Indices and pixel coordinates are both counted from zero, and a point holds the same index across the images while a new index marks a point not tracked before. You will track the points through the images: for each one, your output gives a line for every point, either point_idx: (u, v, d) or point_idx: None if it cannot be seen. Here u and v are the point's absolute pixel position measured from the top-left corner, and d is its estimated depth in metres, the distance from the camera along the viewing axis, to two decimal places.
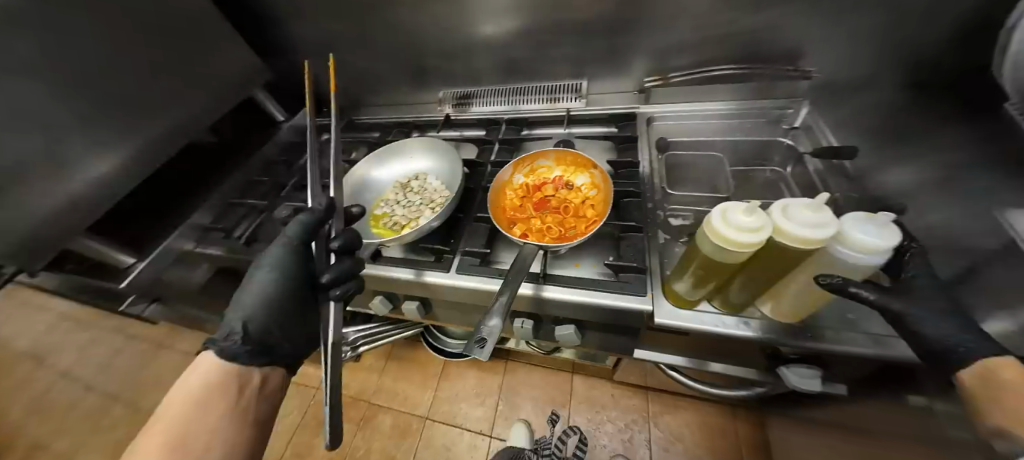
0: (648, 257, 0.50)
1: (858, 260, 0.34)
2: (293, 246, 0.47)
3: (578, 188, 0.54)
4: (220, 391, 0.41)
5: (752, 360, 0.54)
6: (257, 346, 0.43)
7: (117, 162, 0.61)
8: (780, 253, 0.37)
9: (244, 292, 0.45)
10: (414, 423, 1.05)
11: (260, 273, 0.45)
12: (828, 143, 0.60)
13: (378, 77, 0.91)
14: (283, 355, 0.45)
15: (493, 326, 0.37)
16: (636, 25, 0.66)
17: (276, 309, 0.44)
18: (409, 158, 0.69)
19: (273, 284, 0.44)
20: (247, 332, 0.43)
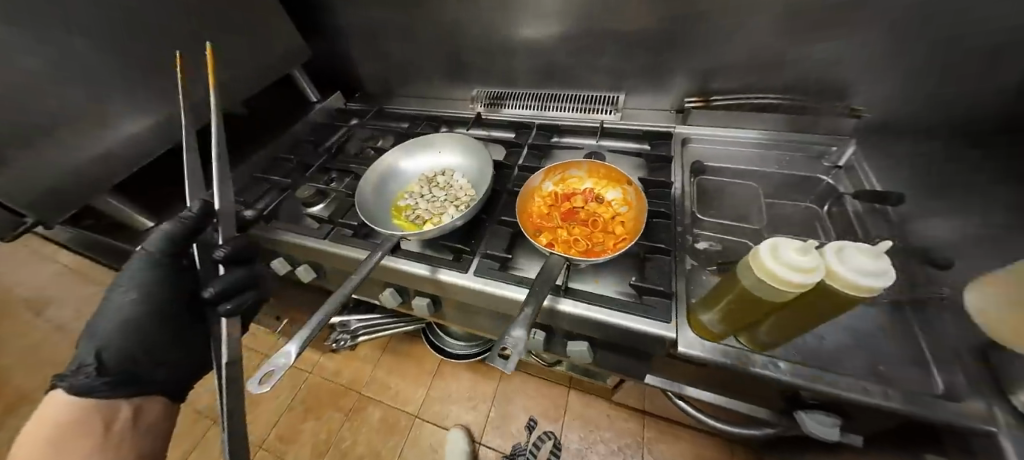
0: (674, 281, 0.48)
1: None
2: (158, 262, 0.47)
3: (609, 203, 0.53)
4: (83, 427, 0.40)
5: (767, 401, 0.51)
6: (115, 376, 0.43)
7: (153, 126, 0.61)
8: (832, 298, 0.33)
9: (100, 319, 0.45)
10: (403, 421, 1.02)
11: (120, 292, 0.46)
12: (871, 186, 0.59)
13: (414, 68, 0.91)
14: (151, 382, 0.46)
15: (519, 338, 0.34)
16: (684, 46, 0.65)
17: (133, 332, 0.45)
18: (437, 152, 0.68)
19: (134, 304, 0.45)
20: (102, 362, 0.42)
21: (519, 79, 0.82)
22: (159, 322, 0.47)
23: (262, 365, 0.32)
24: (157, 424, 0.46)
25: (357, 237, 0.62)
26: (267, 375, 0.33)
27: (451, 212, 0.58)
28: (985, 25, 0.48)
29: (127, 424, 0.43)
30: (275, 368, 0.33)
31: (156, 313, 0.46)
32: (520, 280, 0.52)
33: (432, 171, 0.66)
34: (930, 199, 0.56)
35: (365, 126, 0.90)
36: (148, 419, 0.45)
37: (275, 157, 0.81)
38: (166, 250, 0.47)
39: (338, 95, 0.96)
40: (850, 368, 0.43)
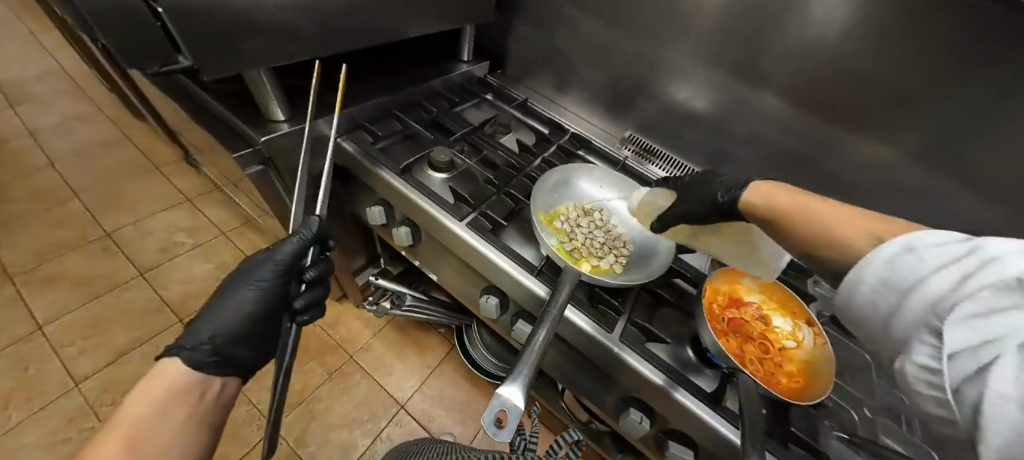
0: (816, 437, 0.48)
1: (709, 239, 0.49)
2: (286, 268, 0.45)
3: (775, 329, 0.51)
4: (185, 396, 0.38)
5: None
6: (225, 358, 0.41)
7: (339, 13, 0.52)
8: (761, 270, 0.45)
9: (225, 299, 0.43)
10: (389, 406, 0.94)
11: (250, 282, 0.44)
12: None
13: (574, 80, 0.87)
14: (245, 365, 0.43)
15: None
16: (860, 199, 0.66)
17: (249, 321, 0.43)
18: (597, 184, 0.63)
19: (256, 297, 0.43)
20: (217, 343, 0.41)
21: (677, 144, 0.81)
22: (262, 321, 0.44)
23: (497, 401, 0.30)
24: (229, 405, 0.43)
25: (494, 235, 0.56)
26: (497, 417, 0.30)
27: (609, 260, 0.54)
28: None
29: (214, 398, 0.41)
30: (509, 411, 0.30)
31: (263, 313, 0.44)
32: (668, 367, 0.48)
33: (589, 203, 0.61)
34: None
35: (505, 110, 0.83)
36: (227, 397, 0.42)
37: (415, 101, 0.74)
38: (290, 258, 0.44)
39: (486, 64, 0.90)
40: None
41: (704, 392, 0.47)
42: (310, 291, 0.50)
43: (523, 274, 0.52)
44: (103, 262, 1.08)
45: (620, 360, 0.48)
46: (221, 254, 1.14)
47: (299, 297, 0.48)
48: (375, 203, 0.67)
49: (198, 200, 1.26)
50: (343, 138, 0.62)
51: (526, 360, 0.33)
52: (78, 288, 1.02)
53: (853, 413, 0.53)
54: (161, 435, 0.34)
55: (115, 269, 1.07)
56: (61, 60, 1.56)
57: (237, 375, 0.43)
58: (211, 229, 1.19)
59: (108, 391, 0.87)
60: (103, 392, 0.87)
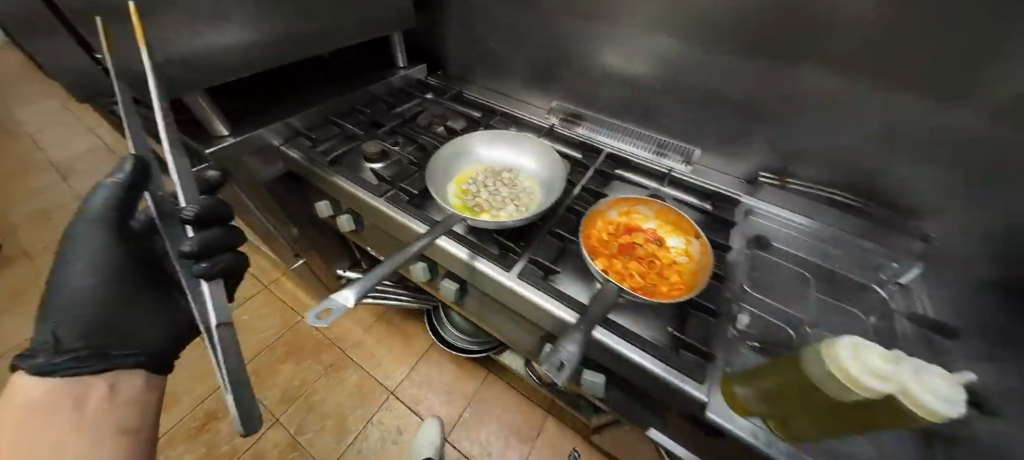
0: (715, 345, 0.47)
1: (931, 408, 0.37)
2: (109, 227, 0.45)
3: (669, 249, 0.52)
4: (55, 406, 0.34)
5: None
6: (81, 351, 0.38)
7: (265, 44, 0.63)
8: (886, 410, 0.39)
9: (62, 293, 0.41)
10: (379, 393, 1.01)
11: (73, 267, 0.42)
12: (921, 310, 0.57)
13: (502, 67, 0.93)
14: (124, 355, 0.40)
15: (573, 355, 0.34)
16: (778, 118, 0.66)
17: (97, 299, 0.41)
18: (507, 148, 0.68)
19: (91, 277, 0.42)
20: (61, 343, 0.37)
21: (601, 105, 0.84)
22: (111, 288, 0.43)
23: (325, 298, 0.31)
24: (143, 393, 0.41)
25: (410, 204, 0.61)
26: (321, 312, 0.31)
27: (509, 209, 0.59)
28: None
29: (102, 399, 0.37)
30: (332, 305, 0.32)
31: (112, 281, 0.44)
32: (560, 294, 0.51)
33: (499, 165, 0.66)
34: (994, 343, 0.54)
35: (440, 104, 0.91)
36: (132, 388, 0.40)
37: (353, 108, 0.83)
38: (105, 214, 0.45)
39: (423, 67, 0.99)
40: None
41: (575, 301, 0.50)
42: (199, 236, 0.43)
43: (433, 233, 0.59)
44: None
45: (513, 292, 0.52)
46: None
47: (183, 244, 0.42)
48: (321, 199, 0.73)
49: None
50: (285, 144, 0.71)
51: (377, 270, 0.37)
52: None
53: (790, 331, 0.50)
54: (34, 439, 0.32)
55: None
56: (102, 135, 1.86)
57: (141, 365, 0.41)
58: None
59: None
60: None
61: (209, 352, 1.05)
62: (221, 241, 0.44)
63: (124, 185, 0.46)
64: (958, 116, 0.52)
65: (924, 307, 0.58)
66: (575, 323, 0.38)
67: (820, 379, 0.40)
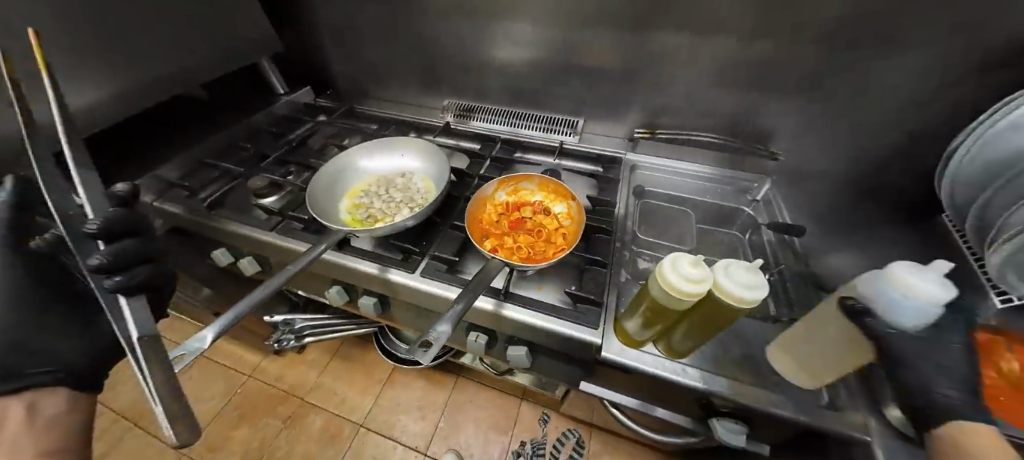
0: (606, 292, 0.52)
1: (744, 293, 0.36)
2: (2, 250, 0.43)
3: (555, 216, 0.57)
4: None
5: (681, 405, 0.53)
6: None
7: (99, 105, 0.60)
8: (714, 307, 0.40)
9: None
10: (348, 429, 0.98)
11: None
12: (782, 219, 0.66)
13: (388, 78, 0.93)
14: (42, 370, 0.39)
15: (445, 333, 0.37)
16: (637, 78, 0.72)
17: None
18: (397, 154, 0.68)
19: None
20: None
21: (489, 95, 0.86)
22: (11, 308, 0.41)
23: (178, 344, 0.34)
24: (75, 411, 0.39)
25: (305, 232, 0.61)
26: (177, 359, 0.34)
27: (404, 213, 0.60)
28: (889, 94, 0.58)
29: (19, 420, 0.35)
30: (189, 349, 0.35)
31: (12, 306, 0.41)
32: (465, 283, 0.54)
33: (391, 173, 0.67)
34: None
35: (330, 123, 0.89)
36: (56, 409, 0.38)
37: (232, 144, 0.80)
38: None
39: (308, 88, 0.97)
40: (755, 378, 0.46)
41: (492, 289, 0.53)
42: (113, 245, 0.36)
43: (332, 254, 0.58)
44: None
45: (422, 292, 0.54)
46: None
47: (91, 256, 0.35)
48: (218, 247, 0.69)
49: None
50: (159, 199, 0.68)
51: (239, 308, 0.40)
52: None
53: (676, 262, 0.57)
54: None
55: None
56: None
57: (67, 386, 0.40)
58: None
59: None
60: None
61: (150, 440, 0.97)
62: (137, 252, 0.37)
63: (14, 205, 0.44)
64: (774, 47, 0.60)
65: (783, 216, 0.67)
66: (454, 304, 0.40)
67: (663, 299, 0.40)
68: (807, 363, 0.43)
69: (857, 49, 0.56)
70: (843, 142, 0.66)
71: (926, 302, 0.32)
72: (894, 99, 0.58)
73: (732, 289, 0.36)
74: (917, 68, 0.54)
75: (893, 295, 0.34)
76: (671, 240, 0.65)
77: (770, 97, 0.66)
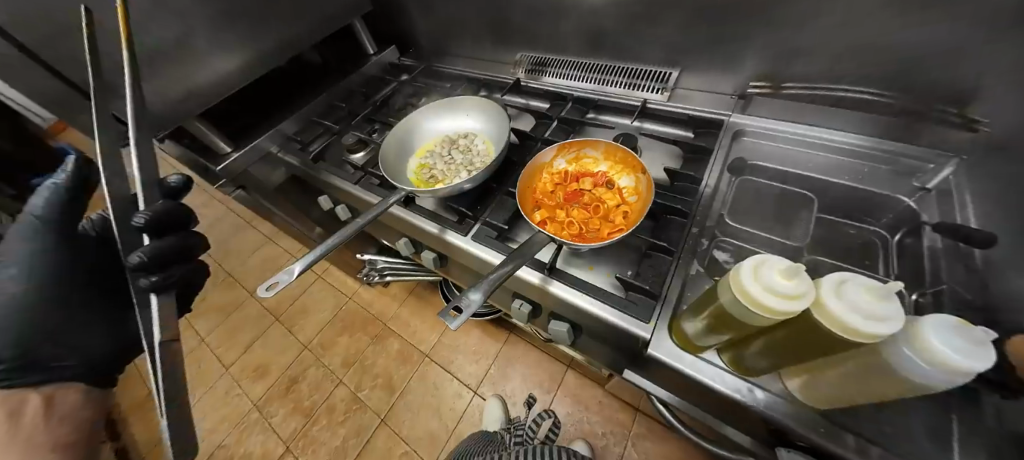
0: (667, 282, 0.46)
1: (857, 321, 0.26)
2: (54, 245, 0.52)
3: (619, 191, 0.50)
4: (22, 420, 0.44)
5: (739, 420, 0.46)
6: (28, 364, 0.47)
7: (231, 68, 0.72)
8: (808, 328, 0.31)
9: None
10: (416, 356, 1.14)
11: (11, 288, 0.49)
12: (961, 219, 0.47)
13: (463, 29, 0.89)
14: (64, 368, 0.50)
15: (474, 301, 0.38)
16: (761, 13, 0.55)
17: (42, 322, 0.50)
18: (463, 115, 0.68)
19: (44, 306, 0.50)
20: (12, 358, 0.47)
21: (567, 44, 0.76)
22: (66, 309, 0.52)
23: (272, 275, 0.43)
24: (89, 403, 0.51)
25: (380, 187, 0.67)
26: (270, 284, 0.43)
27: (463, 175, 0.60)
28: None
29: (45, 412, 0.46)
30: (280, 280, 0.43)
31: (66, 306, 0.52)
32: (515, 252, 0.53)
33: (456, 134, 0.67)
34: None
35: (410, 81, 0.92)
36: (74, 400, 0.49)
37: (331, 105, 0.88)
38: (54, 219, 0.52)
39: (393, 47, 0.99)
40: (846, 417, 0.37)
41: (538, 262, 0.51)
42: (154, 245, 0.43)
43: (399, 208, 0.63)
44: (223, 292, 1.45)
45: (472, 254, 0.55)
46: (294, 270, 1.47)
47: (134, 254, 0.42)
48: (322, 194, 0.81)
49: (274, 236, 1.59)
50: (281, 150, 0.81)
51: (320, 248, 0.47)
52: (212, 313, 1.39)
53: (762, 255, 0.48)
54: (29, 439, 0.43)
55: (230, 292, 1.44)
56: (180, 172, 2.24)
57: (81, 381, 0.51)
58: (282, 253, 1.53)
59: (244, 370, 1.21)
60: (240, 371, 1.22)
61: (284, 331, 1.28)
62: (175, 251, 0.45)
63: (71, 184, 0.52)
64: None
65: (965, 215, 0.47)
66: (491, 275, 0.40)
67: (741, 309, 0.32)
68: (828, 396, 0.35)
69: None
70: None
71: (962, 375, 0.25)
72: None
73: (841, 314, 0.27)
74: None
75: (911, 354, 0.27)
76: (768, 230, 0.52)
77: None
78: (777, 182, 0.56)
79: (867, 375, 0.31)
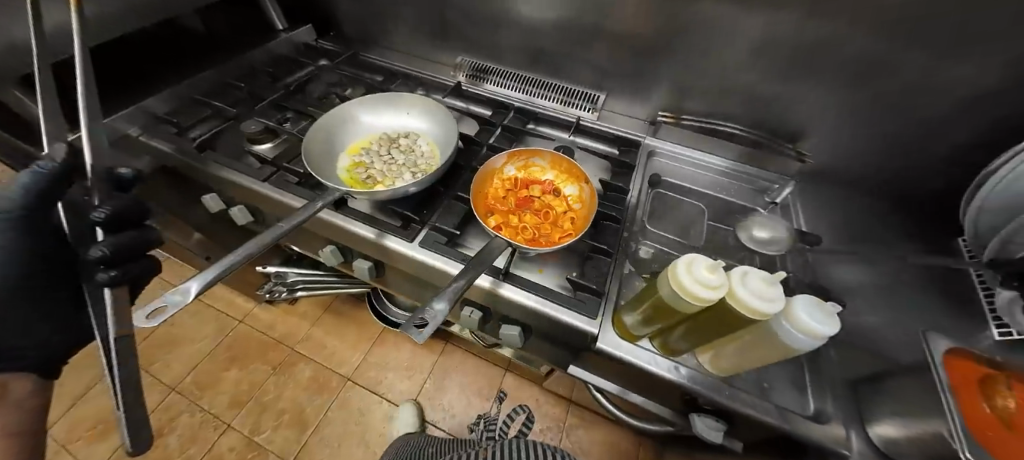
0: (609, 281, 0.50)
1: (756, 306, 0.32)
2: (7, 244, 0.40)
3: (565, 198, 0.54)
4: None
5: (664, 397, 0.53)
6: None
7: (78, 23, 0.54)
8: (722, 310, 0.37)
9: None
10: (335, 381, 1.01)
11: None
12: (798, 225, 0.64)
13: (397, 24, 0.85)
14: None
15: (439, 311, 0.35)
16: (668, 53, 0.67)
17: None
18: (403, 113, 0.64)
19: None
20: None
21: (506, 55, 0.80)
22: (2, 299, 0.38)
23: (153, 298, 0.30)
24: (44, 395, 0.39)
25: (299, 186, 0.57)
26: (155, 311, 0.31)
27: (406, 177, 0.56)
28: (945, 98, 0.53)
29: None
30: (167, 304, 0.31)
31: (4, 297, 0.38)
32: (466, 258, 0.52)
33: (395, 132, 0.63)
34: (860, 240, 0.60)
35: (333, 70, 0.83)
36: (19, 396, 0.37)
37: (224, 84, 0.73)
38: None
39: (309, 28, 0.89)
40: (742, 382, 0.46)
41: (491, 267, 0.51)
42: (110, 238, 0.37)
43: (328, 212, 0.56)
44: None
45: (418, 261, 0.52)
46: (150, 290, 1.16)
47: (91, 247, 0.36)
48: (209, 192, 0.66)
49: None
50: (144, 133, 0.63)
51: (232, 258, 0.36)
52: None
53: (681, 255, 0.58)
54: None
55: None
56: None
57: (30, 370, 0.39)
58: None
59: (75, 428, 0.90)
60: (69, 431, 0.90)
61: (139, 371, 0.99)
62: (135, 246, 0.39)
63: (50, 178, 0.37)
64: (827, 31, 0.54)
65: (799, 221, 0.64)
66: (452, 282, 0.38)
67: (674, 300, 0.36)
68: (724, 359, 0.44)
69: (922, 41, 0.50)
70: (876, 149, 0.62)
71: (818, 337, 0.34)
72: (948, 108, 0.53)
73: (746, 301, 0.33)
74: (985, 70, 0.48)
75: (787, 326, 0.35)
76: (680, 234, 0.63)
77: (809, 90, 0.61)
78: (680, 194, 0.68)
79: (756, 344, 0.39)
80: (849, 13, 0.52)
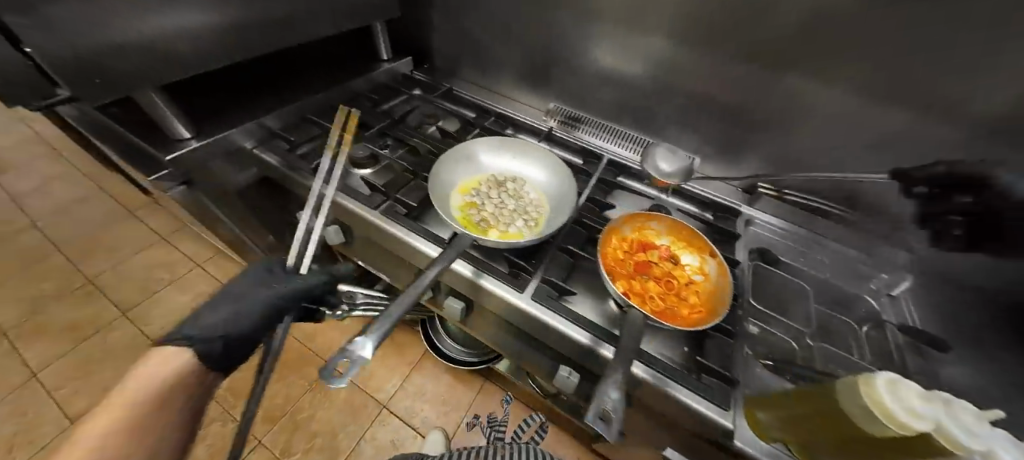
0: (733, 367, 0.48)
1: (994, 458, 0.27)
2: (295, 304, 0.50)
3: (684, 267, 0.52)
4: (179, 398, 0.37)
5: None
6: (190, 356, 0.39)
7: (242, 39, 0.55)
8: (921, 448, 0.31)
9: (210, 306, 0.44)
10: (370, 407, 0.96)
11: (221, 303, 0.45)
12: (913, 322, 0.59)
13: (497, 65, 0.88)
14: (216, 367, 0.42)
15: (617, 402, 0.32)
16: (780, 127, 0.68)
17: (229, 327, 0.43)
18: (512, 157, 0.65)
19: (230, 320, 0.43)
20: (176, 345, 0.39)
21: (602, 108, 0.82)
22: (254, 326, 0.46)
23: (337, 352, 0.30)
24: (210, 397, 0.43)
25: (407, 218, 0.57)
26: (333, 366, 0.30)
27: (519, 224, 0.55)
28: None
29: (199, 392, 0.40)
30: (349, 359, 0.30)
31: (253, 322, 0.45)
32: (581, 319, 0.49)
33: (504, 175, 0.63)
34: (987, 349, 0.54)
35: (431, 101, 0.85)
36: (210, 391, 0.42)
37: (334, 105, 0.76)
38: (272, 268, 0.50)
39: (409, 60, 0.92)
40: None
41: (609, 333, 0.48)
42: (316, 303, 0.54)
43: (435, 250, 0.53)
44: (81, 308, 1.10)
45: (530, 316, 0.50)
46: (197, 285, 1.18)
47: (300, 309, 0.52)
48: (304, 207, 0.66)
49: (175, 238, 1.29)
50: (258, 147, 0.64)
51: (394, 311, 0.34)
52: (69, 335, 1.05)
53: (791, 342, 0.55)
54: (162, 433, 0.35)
55: (96, 310, 1.10)
56: (28, 126, 1.61)
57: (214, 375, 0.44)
58: (186, 262, 1.23)
59: None
60: None
61: None
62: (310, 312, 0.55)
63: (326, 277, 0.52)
64: (969, 132, 0.54)
65: (913, 319, 0.60)
66: (612, 363, 0.35)
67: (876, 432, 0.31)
68: None
69: None
70: None
71: None
72: None
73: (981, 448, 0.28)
74: None
75: None
76: (784, 314, 0.59)
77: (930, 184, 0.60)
78: (789, 274, 0.65)
79: None
80: (975, 115, 0.52)
